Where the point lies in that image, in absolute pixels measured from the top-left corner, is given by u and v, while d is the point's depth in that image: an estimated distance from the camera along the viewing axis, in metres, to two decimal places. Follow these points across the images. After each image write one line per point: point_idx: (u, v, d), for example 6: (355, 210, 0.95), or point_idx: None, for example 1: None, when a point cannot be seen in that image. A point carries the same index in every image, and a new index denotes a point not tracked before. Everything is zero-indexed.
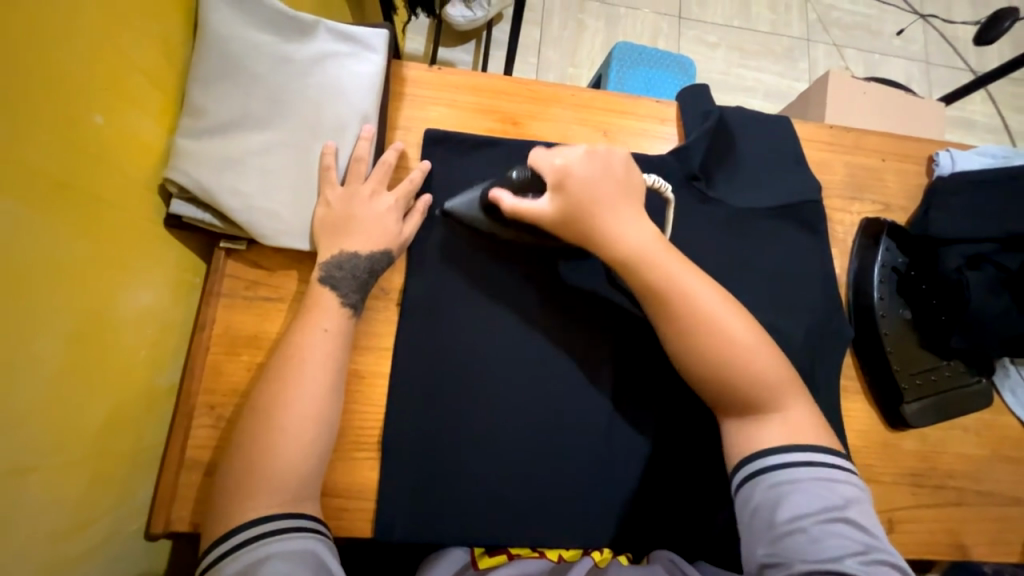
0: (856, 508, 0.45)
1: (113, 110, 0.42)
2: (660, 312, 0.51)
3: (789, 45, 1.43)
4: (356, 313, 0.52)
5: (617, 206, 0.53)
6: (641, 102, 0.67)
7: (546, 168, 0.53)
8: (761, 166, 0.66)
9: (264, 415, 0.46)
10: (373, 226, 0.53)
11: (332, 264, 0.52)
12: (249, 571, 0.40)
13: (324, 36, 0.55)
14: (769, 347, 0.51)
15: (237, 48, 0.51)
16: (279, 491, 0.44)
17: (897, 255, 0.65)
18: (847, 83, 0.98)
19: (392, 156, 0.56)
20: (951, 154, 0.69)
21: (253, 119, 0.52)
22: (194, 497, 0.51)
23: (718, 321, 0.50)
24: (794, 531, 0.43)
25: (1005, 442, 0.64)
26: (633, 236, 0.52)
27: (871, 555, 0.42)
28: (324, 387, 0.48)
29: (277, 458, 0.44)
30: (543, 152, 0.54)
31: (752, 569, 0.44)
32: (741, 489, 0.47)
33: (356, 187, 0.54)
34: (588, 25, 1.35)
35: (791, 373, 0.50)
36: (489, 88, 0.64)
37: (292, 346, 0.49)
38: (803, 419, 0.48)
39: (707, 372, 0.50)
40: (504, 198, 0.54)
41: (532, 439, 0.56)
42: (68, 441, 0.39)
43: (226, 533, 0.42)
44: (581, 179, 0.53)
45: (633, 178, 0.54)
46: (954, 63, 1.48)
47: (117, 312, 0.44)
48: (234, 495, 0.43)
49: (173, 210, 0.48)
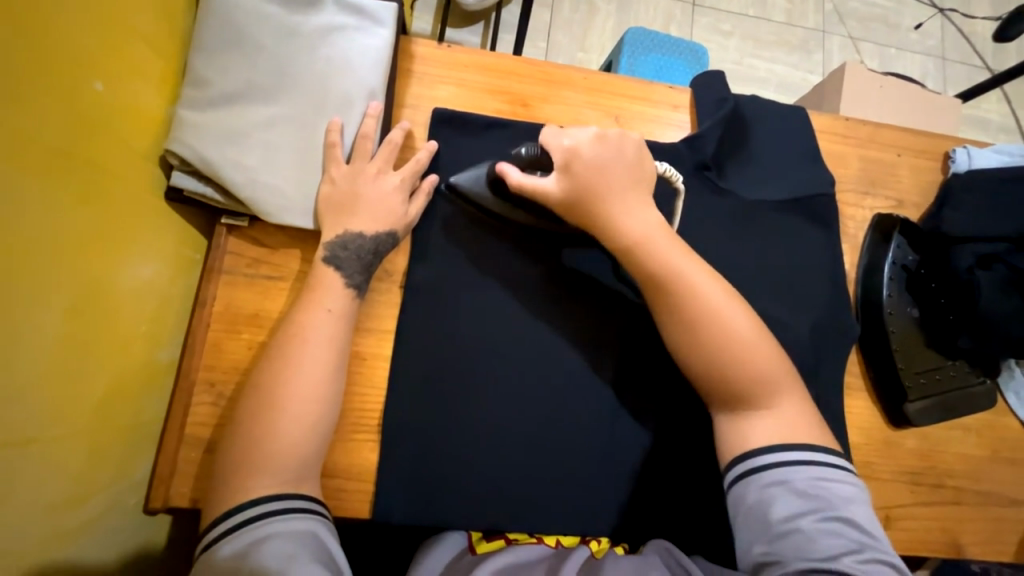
0: (850, 507, 0.44)
1: (115, 78, 0.41)
2: (666, 302, 0.51)
3: (804, 36, 1.40)
4: (360, 294, 0.52)
5: (624, 191, 0.52)
6: (655, 88, 0.66)
7: (555, 147, 0.53)
8: (774, 158, 0.65)
9: (267, 394, 0.46)
10: (377, 206, 0.52)
11: (336, 244, 0.51)
12: (249, 550, 0.40)
13: (332, 8, 0.54)
14: (767, 342, 0.50)
15: (241, 18, 0.50)
16: (281, 470, 0.44)
17: (907, 253, 0.64)
18: (863, 75, 0.96)
19: (398, 136, 0.55)
20: (968, 151, 0.67)
21: (257, 91, 0.50)
22: (193, 473, 0.50)
23: (724, 315, 0.50)
24: (789, 530, 0.43)
25: (1005, 443, 0.64)
26: (638, 222, 0.51)
27: (867, 553, 0.42)
28: (327, 365, 0.47)
29: (281, 438, 0.44)
30: (553, 131, 0.54)
31: (748, 569, 0.44)
32: (735, 488, 0.47)
33: (362, 165, 0.52)
34: (599, 9, 1.32)
35: (785, 368, 0.49)
36: (500, 68, 0.63)
37: (294, 325, 0.48)
38: (807, 415, 0.49)
39: (713, 365, 0.49)
40: (511, 172, 0.53)
41: (533, 426, 0.56)
42: (68, 414, 0.39)
43: (231, 509, 0.42)
44: (589, 160, 0.52)
45: (645, 165, 0.54)
46: (971, 60, 1.45)
47: (117, 285, 0.43)
48: (236, 473, 0.43)
49: (175, 182, 0.48)
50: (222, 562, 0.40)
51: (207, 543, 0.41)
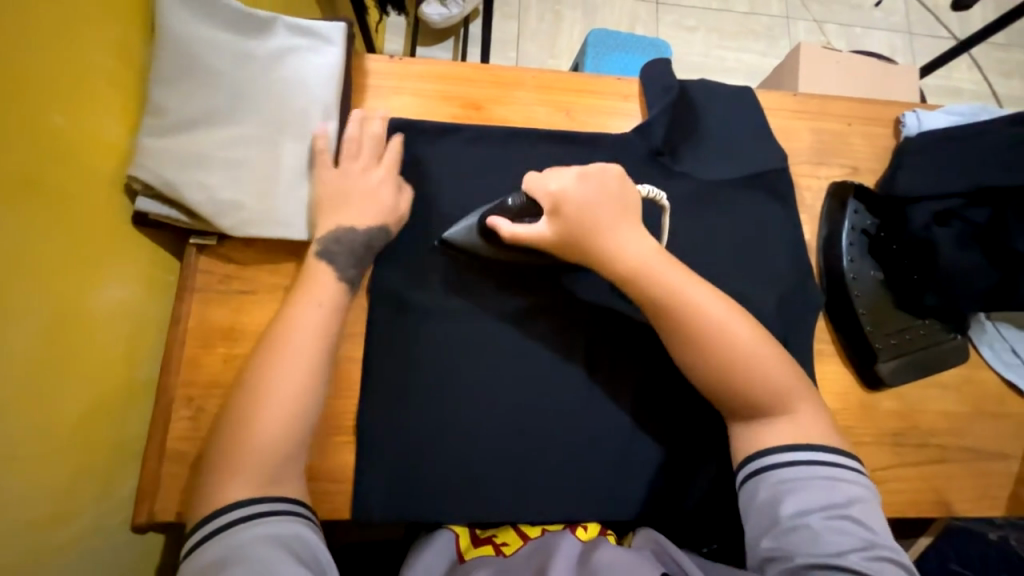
0: (859, 507, 0.46)
1: (74, 111, 0.43)
2: (679, 339, 0.52)
3: (769, 24, 1.43)
4: (353, 288, 0.54)
5: (617, 223, 0.53)
6: (603, 81, 0.68)
7: (541, 194, 0.54)
8: (725, 138, 0.67)
9: (246, 400, 0.46)
10: (366, 198, 0.55)
11: (330, 238, 0.53)
12: (228, 555, 0.41)
13: (282, 32, 0.57)
14: (731, 310, 0.52)
15: (195, 45, 0.51)
16: (255, 471, 0.44)
17: (866, 218, 0.66)
18: (819, 54, 0.98)
19: (377, 129, 0.58)
20: (917, 115, 0.69)
21: (216, 115, 0.53)
22: (182, 491, 0.51)
23: (698, 303, 0.51)
24: (797, 526, 0.45)
25: (984, 397, 0.64)
26: (633, 252, 0.52)
27: (873, 551, 0.43)
28: (309, 365, 0.48)
29: (257, 447, 0.45)
30: (536, 177, 0.55)
31: (756, 563, 0.46)
32: (746, 486, 0.49)
33: (348, 164, 0.55)
34: (566, 16, 1.36)
35: (749, 336, 0.51)
36: (451, 75, 0.65)
37: (280, 327, 0.49)
38: (773, 376, 0.50)
39: (689, 339, 0.51)
40: (502, 225, 0.54)
41: (508, 415, 0.57)
42: (43, 436, 0.40)
43: (214, 512, 0.43)
44: (577, 202, 0.53)
45: (628, 192, 0.55)
46: (937, 32, 1.48)
47: (88, 309, 0.45)
48: (218, 472, 0.44)
49: (140, 207, 0.49)
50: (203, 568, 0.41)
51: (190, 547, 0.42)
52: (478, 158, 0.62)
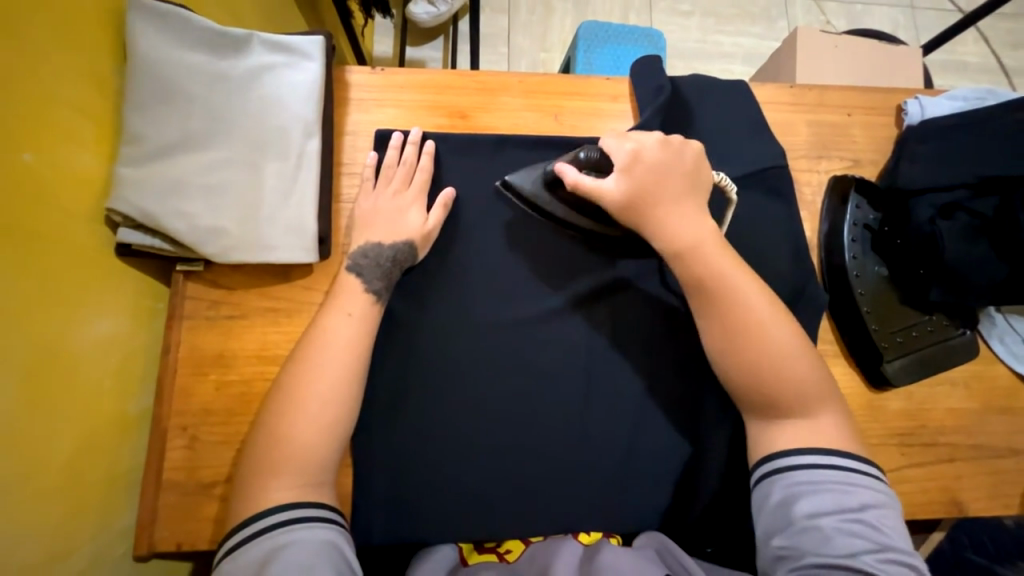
0: (877, 512, 0.44)
1: (46, 146, 0.42)
2: (705, 306, 0.52)
3: (767, 5, 1.39)
4: (380, 300, 0.53)
5: (678, 198, 0.53)
6: (593, 81, 0.66)
7: (617, 152, 0.54)
8: (721, 135, 0.64)
9: (274, 424, 0.47)
10: (395, 221, 0.56)
11: (358, 254, 0.54)
12: (268, 558, 0.41)
13: (259, 49, 0.56)
14: (763, 295, 0.51)
15: (168, 70, 0.50)
16: (299, 473, 0.45)
17: (868, 212, 0.63)
18: (817, 37, 0.95)
19: (412, 154, 0.58)
20: (920, 102, 0.66)
21: (194, 140, 0.51)
22: (212, 518, 0.53)
23: (735, 287, 0.51)
24: (810, 527, 0.44)
25: (996, 393, 0.62)
26: (692, 227, 0.52)
27: (887, 554, 0.42)
28: (344, 372, 0.49)
29: (265, 480, 0.45)
30: (614, 137, 0.55)
31: (767, 561, 0.45)
32: (760, 487, 0.48)
33: (382, 187, 0.57)
34: (556, 7, 1.32)
35: (762, 330, 0.50)
36: (435, 83, 0.63)
37: (317, 331, 0.51)
38: (784, 378, 0.49)
39: (731, 328, 0.50)
40: (569, 171, 0.54)
41: (506, 430, 0.56)
42: (36, 478, 0.40)
43: (272, 508, 0.44)
44: (650, 163, 0.53)
45: (702, 173, 0.55)
46: (940, 5, 1.43)
47: (73, 345, 0.44)
48: (259, 474, 0.45)
49: (121, 238, 0.49)
50: (245, 566, 0.41)
51: (232, 544, 0.43)
52: (467, 167, 0.61)
